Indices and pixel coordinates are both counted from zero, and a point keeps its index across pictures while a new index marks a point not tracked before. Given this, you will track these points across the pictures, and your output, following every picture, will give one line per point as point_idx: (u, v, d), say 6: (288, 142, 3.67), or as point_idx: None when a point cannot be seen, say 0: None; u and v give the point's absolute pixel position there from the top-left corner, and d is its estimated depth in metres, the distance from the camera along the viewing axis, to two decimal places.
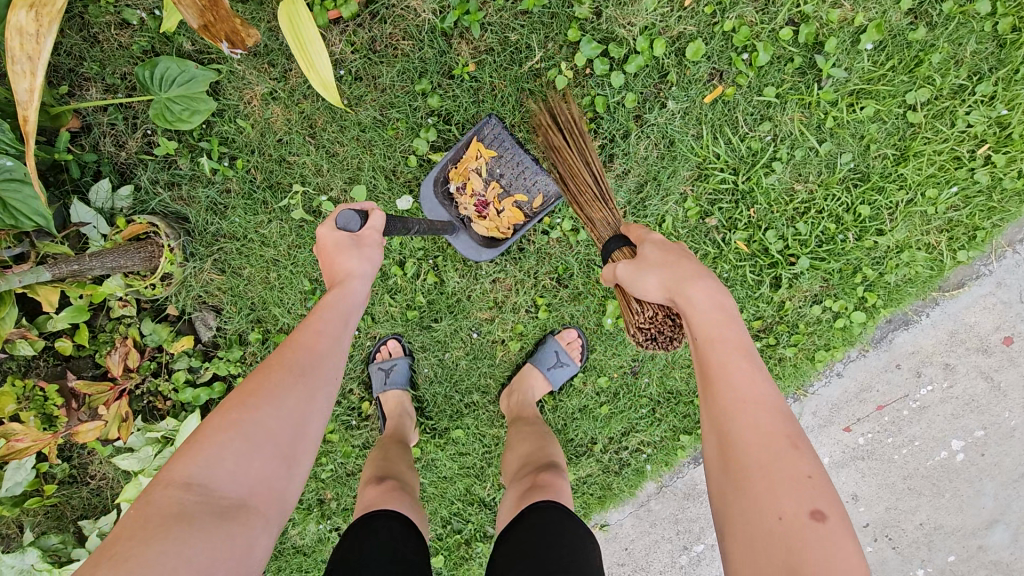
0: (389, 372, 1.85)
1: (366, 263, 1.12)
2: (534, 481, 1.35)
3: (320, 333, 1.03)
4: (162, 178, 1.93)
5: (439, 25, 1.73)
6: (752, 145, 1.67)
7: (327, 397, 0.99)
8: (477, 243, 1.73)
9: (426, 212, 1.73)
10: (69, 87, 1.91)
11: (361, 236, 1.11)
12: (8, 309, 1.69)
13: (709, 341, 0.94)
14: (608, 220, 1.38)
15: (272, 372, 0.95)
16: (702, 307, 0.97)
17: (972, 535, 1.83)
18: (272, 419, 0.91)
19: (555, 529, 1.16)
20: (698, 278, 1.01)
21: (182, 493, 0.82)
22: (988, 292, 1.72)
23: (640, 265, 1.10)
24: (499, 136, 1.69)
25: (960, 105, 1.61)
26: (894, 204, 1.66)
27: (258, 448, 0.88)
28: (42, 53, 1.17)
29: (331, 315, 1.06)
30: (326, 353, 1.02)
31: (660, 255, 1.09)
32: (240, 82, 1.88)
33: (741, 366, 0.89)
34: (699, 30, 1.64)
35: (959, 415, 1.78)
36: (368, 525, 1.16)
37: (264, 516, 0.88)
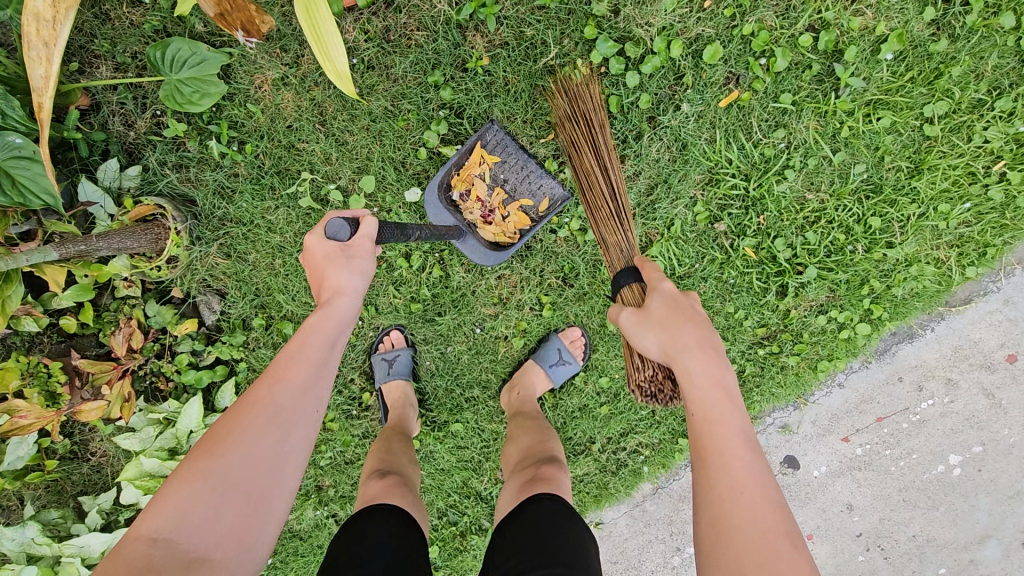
0: (392, 363, 1.85)
1: (358, 278, 1.05)
2: (534, 473, 1.35)
3: (299, 363, 1.00)
4: (170, 160, 1.93)
5: (454, 16, 1.71)
6: (765, 152, 1.65)
7: (303, 433, 0.99)
8: (484, 248, 1.71)
9: (430, 217, 1.72)
10: (79, 64, 1.90)
11: (350, 246, 1.04)
12: (14, 287, 1.68)
13: (710, 423, 0.97)
14: (621, 245, 1.41)
15: (242, 417, 0.94)
16: (700, 385, 1.00)
17: (964, 549, 1.84)
18: (238, 468, 0.92)
19: (554, 522, 1.16)
20: (698, 350, 1.03)
21: (145, 547, 0.85)
22: (995, 309, 1.71)
23: (641, 318, 1.13)
24: (501, 142, 1.70)
25: (977, 120, 1.58)
26: (906, 217, 1.65)
27: (222, 496, 0.90)
28: (58, 40, 1.16)
29: (315, 340, 1.02)
30: (303, 387, 0.99)
31: (661, 309, 1.10)
32: (251, 65, 1.86)
33: (740, 451, 0.93)
34: (717, 32, 1.62)
35: (958, 430, 1.79)
36: (364, 519, 1.16)
37: (233, 561, 0.90)
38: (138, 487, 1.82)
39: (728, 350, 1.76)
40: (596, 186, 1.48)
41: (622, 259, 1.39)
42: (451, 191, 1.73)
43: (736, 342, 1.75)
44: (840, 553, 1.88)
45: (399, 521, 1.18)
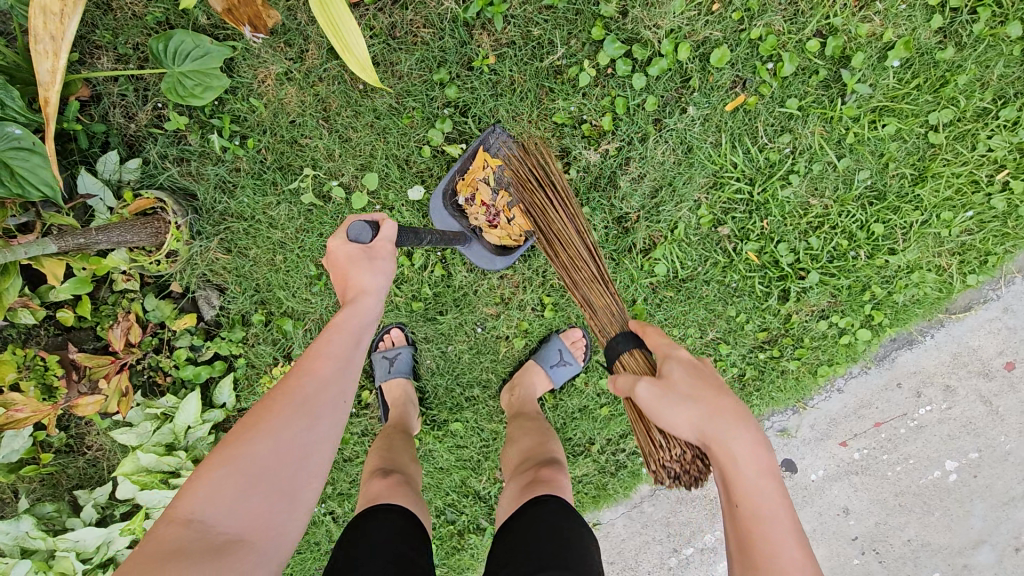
0: (393, 361, 1.85)
1: (380, 277, 1.07)
2: (535, 475, 1.35)
3: (327, 357, 1.02)
4: (171, 153, 1.91)
5: (461, 14, 1.69)
6: (770, 156, 1.65)
7: (330, 425, 0.99)
8: (489, 253, 1.73)
9: (435, 223, 1.71)
10: (79, 55, 1.88)
11: (373, 247, 1.06)
12: (11, 280, 1.66)
13: (757, 520, 0.91)
14: (611, 309, 1.41)
15: (272, 407, 0.95)
16: (744, 471, 0.95)
17: (959, 554, 1.86)
18: (269, 457, 0.92)
19: (557, 523, 1.16)
20: (740, 428, 0.98)
21: (179, 529, 0.84)
22: (995, 317, 1.72)
23: (669, 391, 1.05)
24: (505, 146, 1.67)
25: (981, 128, 1.59)
26: (909, 224, 1.65)
27: (253, 482, 0.90)
28: (66, 34, 1.14)
29: (341, 337, 1.04)
30: (332, 379, 1.01)
31: (692, 384, 1.04)
32: (255, 60, 1.84)
33: (790, 546, 0.89)
34: (725, 36, 1.62)
35: (956, 436, 1.80)
36: (367, 519, 1.16)
37: (264, 547, 0.89)
38: (134, 482, 1.81)
39: (729, 354, 1.76)
40: (557, 227, 1.49)
41: (615, 325, 1.38)
42: (457, 196, 1.72)
43: (737, 345, 1.75)
44: (835, 555, 1.90)
45: (398, 519, 1.18)
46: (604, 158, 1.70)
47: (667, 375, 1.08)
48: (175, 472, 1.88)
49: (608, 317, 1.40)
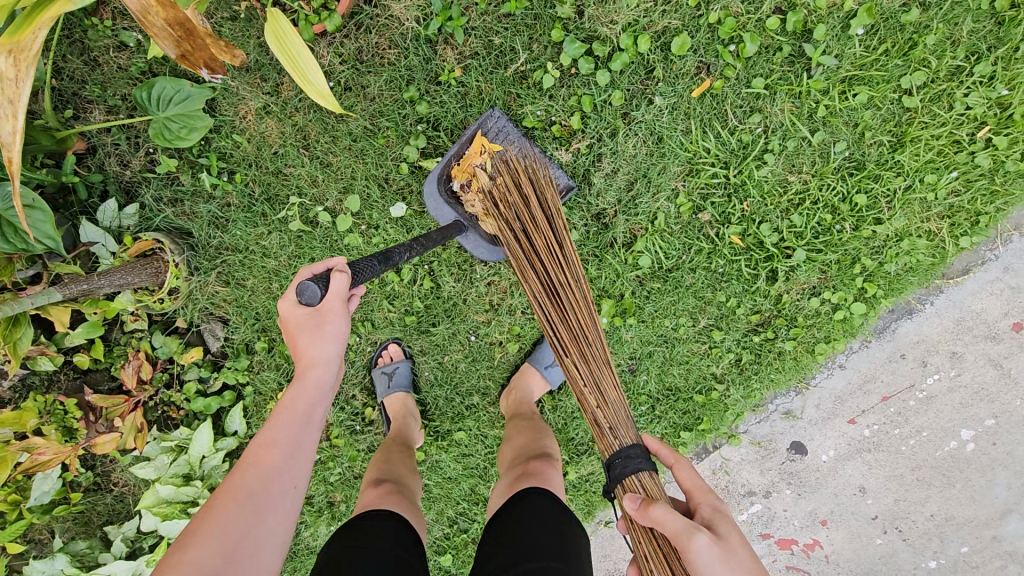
0: (391, 376, 1.88)
1: (331, 344, 1.08)
2: (525, 469, 1.36)
3: (274, 443, 1.02)
4: (165, 195, 2.00)
5: (423, 32, 1.73)
6: (742, 138, 1.64)
7: (283, 505, 0.99)
8: (486, 242, 1.65)
9: (432, 211, 1.67)
10: (73, 111, 1.99)
11: (323, 309, 1.06)
12: (24, 329, 1.73)
13: None
14: (620, 403, 1.30)
15: (220, 504, 0.94)
16: None
17: (986, 526, 1.80)
18: (221, 550, 0.90)
19: (549, 519, 1.17)
20: None
21: None
22: (995, 278, 1.67)
23: (728, 556, 0.99)
24: (501, 128, 1.62)
25: (957, 87, 1.55)
26: (892, 191, 1.61)
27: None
28: (22, 97, 1.14)
29: (292, 413, 1.05)
30: (280, 467, 1.00)
31: (748, 553, 1.01)
32: (234, 97, 1.92)
33: None
34: (684, 23, 1.62)
35: (968, 404, 1.74)
36: (363, 524, 1.19)
37: None
38: (156, 514, 1.88)
39: (724, 340, 1.75)
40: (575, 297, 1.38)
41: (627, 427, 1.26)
42: (454, 182, 1.65)
43: (730, 331, 1.74)
44: (857, 536, 1.86)
45: (393, 520, 1.21)
46: (576, 157, 1.71)
47: (725, 536, 1.03)
48: (194, 501, 1.93)
49: (617, 411, 1.28)
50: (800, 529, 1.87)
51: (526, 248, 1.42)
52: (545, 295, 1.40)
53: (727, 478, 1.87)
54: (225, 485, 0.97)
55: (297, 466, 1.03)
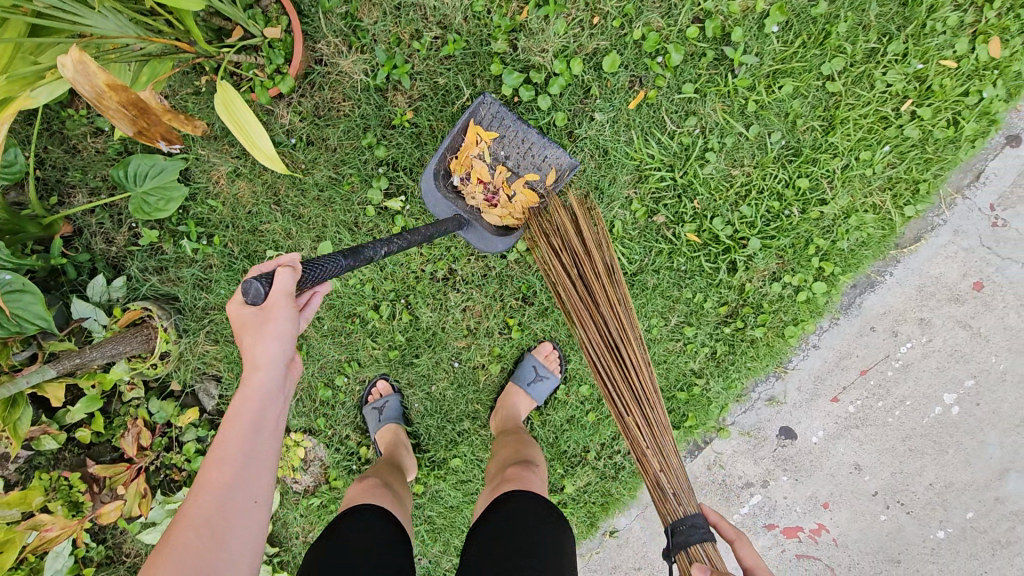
0: (382, 410, 1.93)
1: (276, 343, 1.03)
2: (504, 476, 1.42)
3: (229, 458, 0.97)
4: (150, 264, 2.10)
5: (372, 82, 1.83)
6: (682, 140, 1.73)
7: (251, 518, 0.97)
8: (490, 234, 1.72)
9: (431, 206, 1.74)
10: (58, 197, 2.11)
11: (267, 308, 1.00)
12: (22, 409, 1.79)
13: None
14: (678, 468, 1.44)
15: (178, 532, 0.91)
16: None
17: (987, 489, 1.79)
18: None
19: (526, 516, 1.21)
20: None
21: None
22: (947, 241, 1.72)
23: None
24: (494, 115, 1.65)
25: (875, 67, 1.64)
26: (832, 172, 1.68)
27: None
28: None
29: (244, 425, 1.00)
30: (237, 482, 0.97)
31: None
32: (206, 165, 2.03)
33: None
34: (612, 43, 1.73)
35: (945, 367, 1.77)
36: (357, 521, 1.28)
37: None
38: None
39: (696, 335, 1.79)
40: (639, 360, 1.52)
41: (687, 489, 1.42)
42: (453, 176, 1.73)
43: (701, 325, 1.78)
44: (861, 515, 1.85)
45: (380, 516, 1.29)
46: None
47: None
48: None
49: (680, 479, 1.42)
50: (804, 514, 1.87)
51: (582, 293, 1.58)
52: (607, 350, 1.54)
53: (723, 472, 1.88)
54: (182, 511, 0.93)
55: (258, 480, 0.99)
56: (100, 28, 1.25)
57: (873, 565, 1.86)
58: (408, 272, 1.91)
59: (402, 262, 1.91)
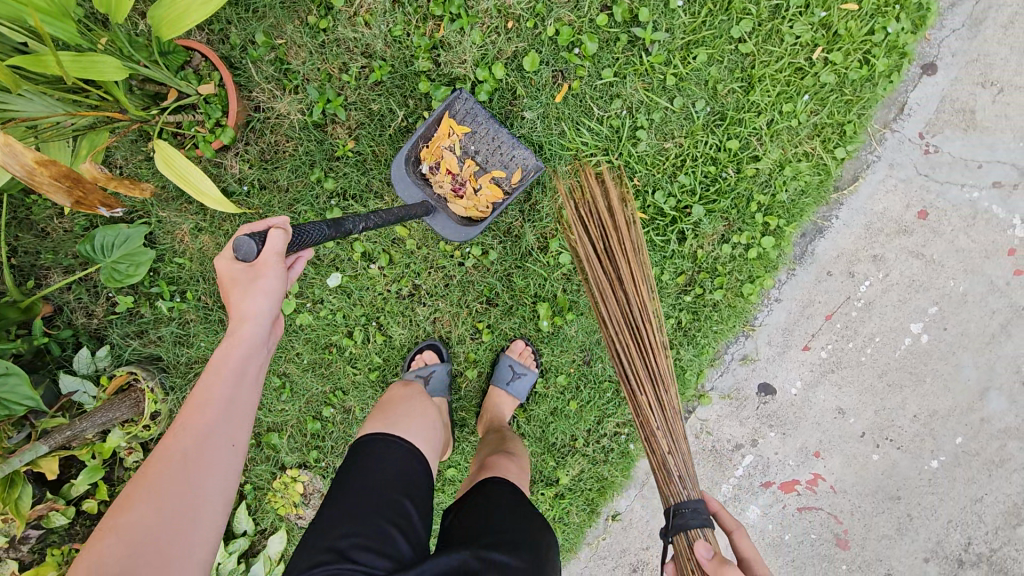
0: (428, 380, 1.85)
1: (264, 299, 1.07)
2: (485, 465, 1.49)
3: (211, 400, 1.01)
4: (130, 330, 2.16)
5: (309, 119, 1.88)
6: (612, 124, 1.78)
7: (226, 461, 1.01)
8: (455, 223, 1.74)
9: (400, 192, 1.73)
10: (35, 280, 2.18)
11: (257, 265, 1.05)
12: (21, 487, 1.84)
13: None
14: (680, 451, 1.45)
15: (152, 471, 0.94)
16: None
17: (971, 411, 1.81)
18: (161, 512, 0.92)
19: (510, 501, 1.30)
20: None
21: None
22: (885, 176, 1.76)
23: None
24: (469, 112, 1.74)
25: (781, 23, 1.69)
26: (759, 129, 1.73)
27: (135, 551, 0.88)
28: None
29: (225, 372, 1.04)
30: (213, 426, 1.00)
31: None
32: (169, 226, 2.10)
33: None
34: (529, 43, 1.79)
35: (907, 298, 1.79)
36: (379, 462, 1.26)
37: None
38: None
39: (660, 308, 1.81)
40: (655, 342, 1.52)
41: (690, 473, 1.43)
42: (422, 164, 1.76)
43: (664, 299, 1.80)
44: (853, 458, 1.87)
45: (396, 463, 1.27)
46: None
47: None
48: None
49: (685, 461, 1.44)
50: (797, 467, 1.89)
51: (609, 269, 1.57)
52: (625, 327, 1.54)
53: (712, 438, 1.90)
54: (156, 451, 0.96)
55: (231, 427, 1.02)
56: (30, 111, 1.35)
57: (875, 505, 1.87)
58: (375, 295, 1.97)
59: (368, 286, 1.96)
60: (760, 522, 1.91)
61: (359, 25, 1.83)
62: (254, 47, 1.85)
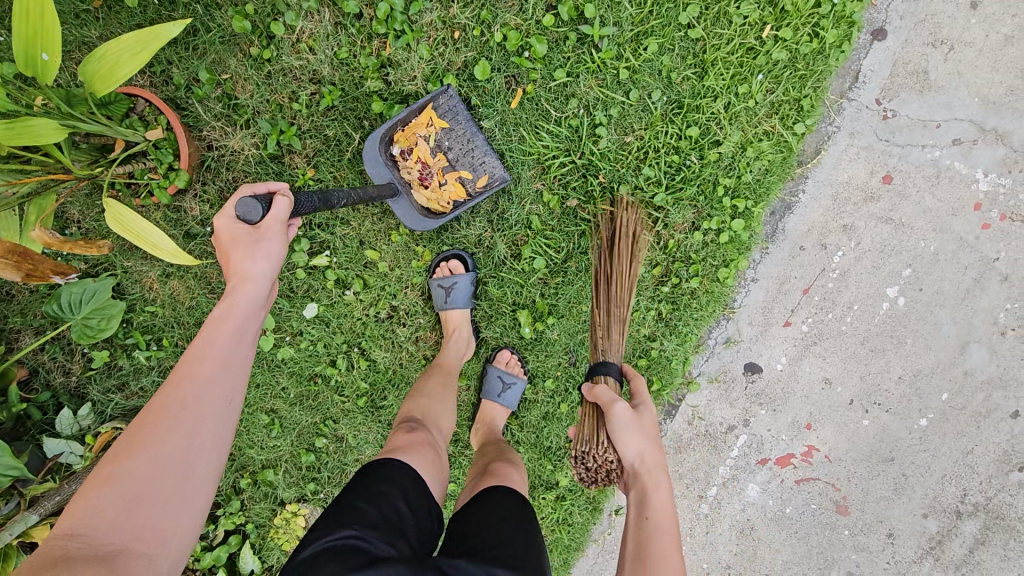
0: (450, 290, 1.83)
1: (264, 260, 1.10)
2: (485, 474, 1.48)
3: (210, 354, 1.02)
4: (111, 383, 2.13)
5: (265, 153, 1.84)
6: (570, 124, 1.76)
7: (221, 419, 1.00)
8: (416, 212, 1.73)
9: (367, 167, 1.70)
10: (5, 345, 2.12)
11: (261, 228, 1.11)
12: (16, 558, 1.83)
13: (642, 503, 1.32)
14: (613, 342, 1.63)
15: (151, 418, 0.94)
16: (661, 495, 1.32)
17: (953, 366, 1.84)
18: (155, 464, 0.91)
19: (523, 517, 1.27)
20: (663, 474, 1.38)
21: (63, 542, 0.83)
22: (846, 146, 1.76)
23: (638, 423, 1.43)
24: (452, 108, 1.73)
25: (728, 4, 1.67)
26: (717, 113, 1.72)
27: (134, 497, 0.88)
28: None
29: (225, 328, 1.05)
30: (214, 379, 1.00)
31: (651, 431, 1.43)
32: (135, 274, 2.06)
33: (660, 488, 1.34)
34: (478, 51, 1.76)
35: (880, 263, 1.81)
36: (376, 472, 1.24)
37: (156, 549, 0.89)
38: None
39: (638, 302, 1.81)
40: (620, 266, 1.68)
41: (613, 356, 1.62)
42: (394, 147, 1.74)
43: (641, 293, 1.80)
44: (845, 426, 1.89)
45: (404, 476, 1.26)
46: None
47: (641, 414, 1.46)
48: None
49: (615, 345, 1.62)
50: (791, 441, 1.91)
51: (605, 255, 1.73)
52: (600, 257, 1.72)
53: (705, 423, 1.92)
54: (154, 401, 0.96)
55: (231, 382, 1.02)
56: None
57: (870, 468, 1.90)
58: (354, 320, 1.94)
59: (346, 313, 1.94)
60: (761, 497, 1.94)
61: (303, 52, 1.79)
62: (199, 85, 1.80)
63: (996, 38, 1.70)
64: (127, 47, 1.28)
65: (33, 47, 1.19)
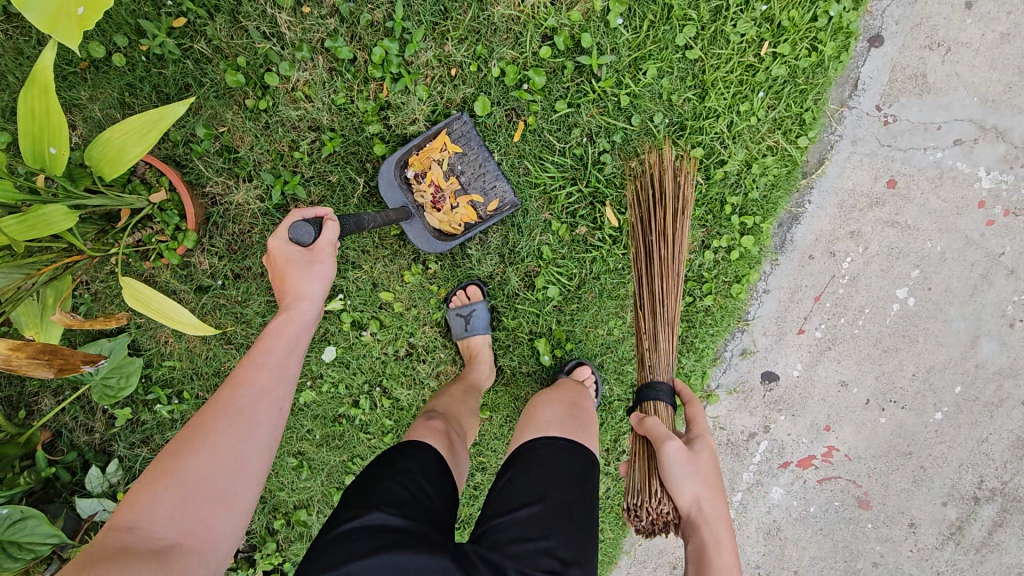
0: (470, 318, 1.84)
1: (318, 282, 1.15)
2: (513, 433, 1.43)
3: (265, 365, 1.05)
4: (136, 438, 2.14)
5: (270, 205, 1.82)
6: (575, 153, 1.77)
7: (270, 430, 1.02)
8: (428, 234, 1.74)
9: (384, 193, 1.73)
10: (26, 408, 2.12)
11: (315, 250, 1.16)
12: None
13: (703, 561, 1.15)
14: (664, 354, 1.51)
15: (208, 420, 0.96)
16: (724, 555, 1.15)
17: (965, 359, 1.88)
18: (211, 466, 0.93)
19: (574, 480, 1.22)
20: (723, 524, 1.20)
21: (118, 536, 0.84)
22: (849, 153, 1.78)
23: (694, 463, 1.24)
24: (467, 134, 1.75)
25: (724, 23, 1.67)
26: (720, 132, 1.72)
27: (191, 494, 0.90)
28: None
29: (277, 341, 1.09)
30: (265, 388, 1.03)
31: (709, 472, 1.25)
32: (150, 329, 2.06)
33: (721, 542, 1.17)
34: (477, 87, 1.76)
35: (889, 266, 1.83)
36: (399, 452, 1.24)
37: (203, 550, 0.89)
38: None
39: None
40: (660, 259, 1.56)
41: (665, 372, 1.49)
42: (407, 170, 1.75)
43: None
44: (863, 425, 1.94)
45: (427, 454, 1.26)
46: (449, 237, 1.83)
47: (695, 451, 1.28)
48: None
49: (665, 357, 1.51)
50: (811, 443, 1.95)
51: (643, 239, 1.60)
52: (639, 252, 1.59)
53: (726, 432, 1.95)
54: (211, 403, 0.99)
55: (280, 393, 1.05)
56: None
57: (888, 463, 1.95)
58: (374, 360, 1.95)
59: (365, 353, 1.95)
60: (784, 498, 1.99)
61: (300, 101, 1.77)
62: (198, 141, 1.79)
63: (992, 37, 1.71)
64: (132, 129, 1.27)
65: (40, 142, 1.18)
